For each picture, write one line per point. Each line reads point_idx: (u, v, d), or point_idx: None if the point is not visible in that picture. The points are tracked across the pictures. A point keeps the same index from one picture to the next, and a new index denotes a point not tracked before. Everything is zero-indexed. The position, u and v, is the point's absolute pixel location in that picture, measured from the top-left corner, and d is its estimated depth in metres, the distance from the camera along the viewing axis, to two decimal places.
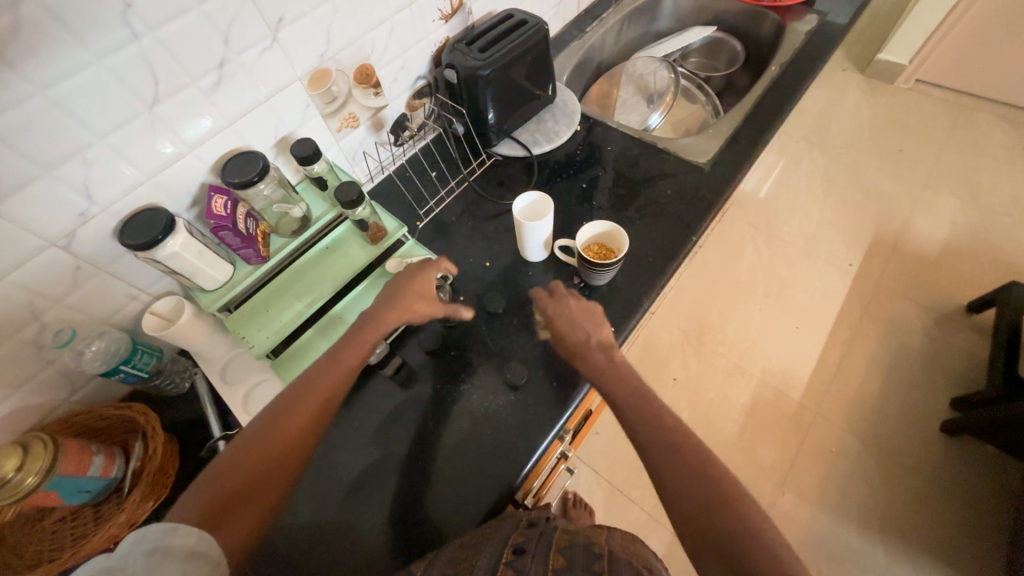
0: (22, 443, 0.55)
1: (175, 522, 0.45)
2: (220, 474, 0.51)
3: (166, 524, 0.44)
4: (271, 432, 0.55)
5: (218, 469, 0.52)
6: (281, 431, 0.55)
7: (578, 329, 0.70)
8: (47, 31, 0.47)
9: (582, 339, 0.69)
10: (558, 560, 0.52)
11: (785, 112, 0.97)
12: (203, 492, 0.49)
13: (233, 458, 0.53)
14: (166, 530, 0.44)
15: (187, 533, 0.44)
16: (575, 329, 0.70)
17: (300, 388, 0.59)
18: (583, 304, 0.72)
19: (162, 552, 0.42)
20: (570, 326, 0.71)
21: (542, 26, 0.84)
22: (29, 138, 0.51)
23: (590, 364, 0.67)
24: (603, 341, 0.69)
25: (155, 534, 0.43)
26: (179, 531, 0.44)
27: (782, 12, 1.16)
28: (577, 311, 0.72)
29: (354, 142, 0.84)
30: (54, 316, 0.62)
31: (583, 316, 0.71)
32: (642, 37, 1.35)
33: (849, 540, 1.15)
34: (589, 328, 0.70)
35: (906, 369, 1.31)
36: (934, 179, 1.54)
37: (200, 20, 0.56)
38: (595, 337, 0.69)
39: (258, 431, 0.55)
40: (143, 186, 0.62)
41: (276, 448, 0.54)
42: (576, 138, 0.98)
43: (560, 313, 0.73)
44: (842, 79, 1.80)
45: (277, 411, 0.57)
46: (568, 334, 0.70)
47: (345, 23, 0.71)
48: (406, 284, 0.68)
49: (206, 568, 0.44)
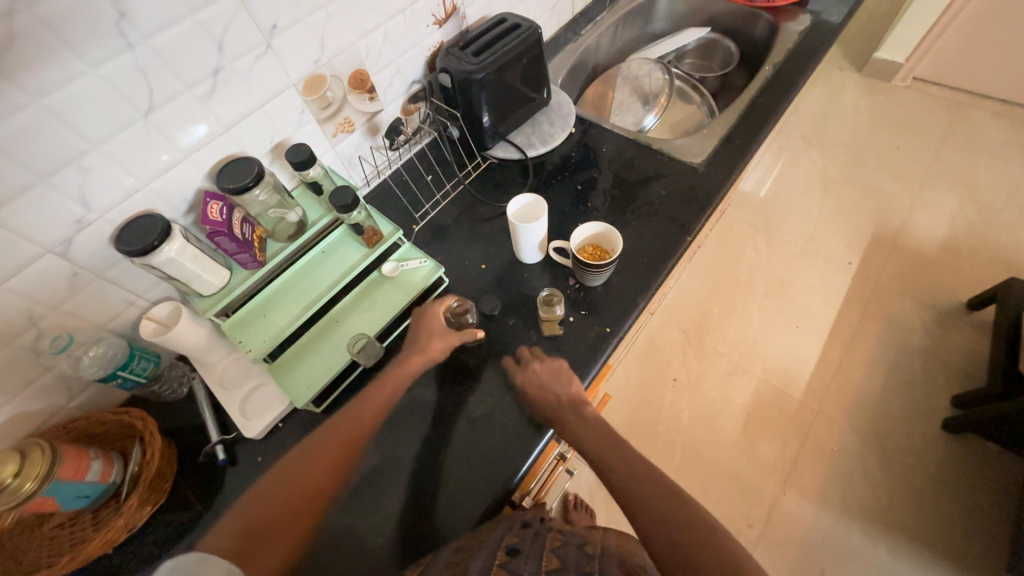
0: (21, 449, 0.55)
1: (208, 553, 0.46)
2: (248, 508, 0.62)
3: (200, 554, 0.45)
4: (283, 482, 0.62)
5: (246, 505, 0.62)
6: (292, 481, 0.62)
7: (552, 392, 0.70)
8: (43, 42, 0.48)
9: (556, 404, 0.69)
10: (552, 560, 0.52)
11: (779, 112, 0.97)
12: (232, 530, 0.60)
13: (255, 500, 0.62)
14: (199, 560, 0.45)
15: (217, 565, 0.45)
16: (547, 395, 0.70)
17: (314, 440, 0.65)
18: (552, 365, 0.71)
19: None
20: (543, 387, 0.70)
21: (535, 29, 0.84)
22: (26, 148, 0.51)
23: (567, 428, 0.67)
24: (580, 401, 0.68)
25: (189, 565, 0.44)
26: (211, 561, 0.45)
27: (775, 12, 1.17)
28: (545, 371, 0.71)
29: (350, 147, 0.85)
30: (52, 322, 0.62)
31: (552, 378, 0.70)
32: (638, 39, 1.35)
33: (853, 541, 1.14)
34: (561, 389, 0.69)
35: (906, 366, 1.31)
36: (933, 177, 1.53)
37: (194, 28, 0.57)
38: (569, 400, 0.68)
39: (275, 478, 0.63)
40: (140, 193, 0.62)
41: (288, 495, 0.61)
42: (571, 141, 0.99)
43: (532, 378, 0.71)
44: (840, 78, 1.80)
45: (292, 460, 0.64)
46: (542, 403, 0.69)
47: (339, 29, 0.72)
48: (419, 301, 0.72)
49: None
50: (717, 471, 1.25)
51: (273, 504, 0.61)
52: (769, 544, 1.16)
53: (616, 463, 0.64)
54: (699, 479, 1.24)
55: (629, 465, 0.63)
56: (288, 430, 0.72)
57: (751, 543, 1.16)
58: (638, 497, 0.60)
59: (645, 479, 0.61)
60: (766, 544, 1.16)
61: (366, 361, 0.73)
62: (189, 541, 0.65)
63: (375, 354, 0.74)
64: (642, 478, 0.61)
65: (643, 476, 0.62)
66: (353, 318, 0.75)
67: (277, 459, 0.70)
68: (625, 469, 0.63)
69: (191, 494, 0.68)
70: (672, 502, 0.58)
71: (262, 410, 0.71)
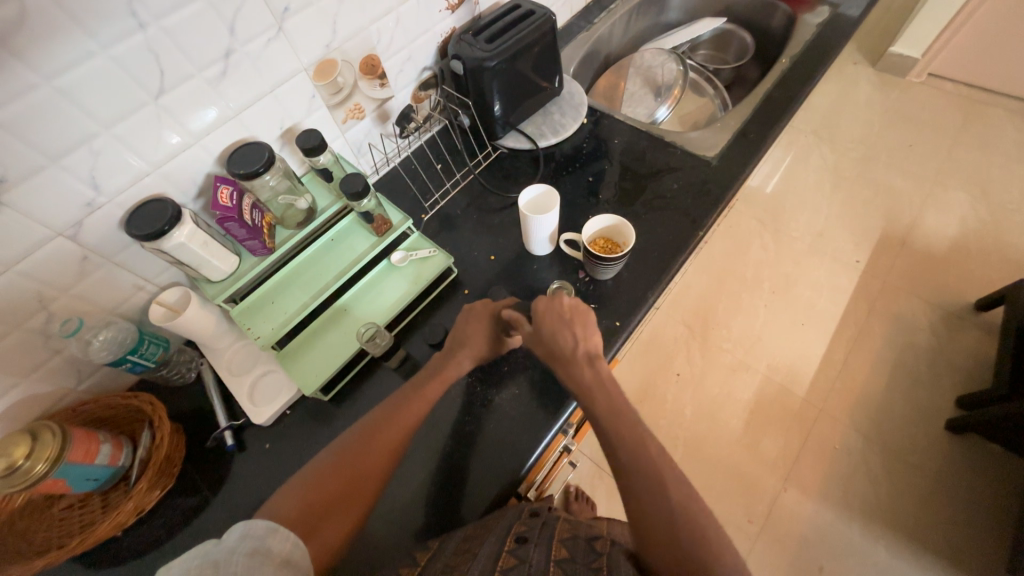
0: (32, 430, 0.55)
1: (278, 523, 0.48)
2: (315, 480, 0.54)
3: (269, 524, 0.48)
4: (355, 461, 0.56)
5: (311, 477, 0.55)
6: (362, 465, 0.56)
7: (568, 332, 0.63)
8: (53, 21, 0.47)
9: (569, 346, 0.62)
10: (560, 550, 0.52)
11: (795, 106, 0.96)
12: (292, 499, 0.52)
13: (319, 470, 0.55)
14: (268, 530, 0.47)
15: (284, 538, 0.47)
16: (562, 334, 0.63)
17: (383, 421, 0.59)
18: (574, 307, 0.66)
19: (261, 553, 0.45)
20: (557, 325, 0.64)
21: (549, 16, 0.83)
22: (36, 128, 0.51)
23: (574, 377, 0.61)
24: (591, 353, 0.62)
25: (259, 533, 0.46)
26: (278, 533, 0.47)
27: (793, 4, 1.14)
28: (568, 312, 0.65)
29: (360, 134, 0.84)
30: (61, 306, 0.62)
31: (573, 318, 0.65)
32: (651, 29, 1.33)
33: (852, 538, 1.15)
34: (576, 336, 0.63)
35: (912, 366, 1.30)
36: (946, 175, 1.51)
37: (205, 10, 0.56)
38: (584, 348, 0.62)
39: (346, 455, 0.56)
40: (149, 176, 0.62)
41: (358, 475, 0.55)
42: (583, 132, 0.97)
43: (550, 310, 0.65)
44: (853, 72, 1.77)
45: (363, 437, 0.58)
46: (555, 339, 0.63)
47: (351, 13, 0.70)
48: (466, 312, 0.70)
49: (287, 542, 0.47)
50: (719, 466, 1.25)
51: (346, 477, 0.55)
52: (769, 540, 1.17)
53: (618, 440, 0.55)
54: (700, 474, 1.25)
55: (632, 443, 0.54)
56: (296, 417, 0.72)
57: (750, 538, 1.17)
58: (635, 484, 0.51)
59: (650, 471, 0.52)
60: (765, 539, 1.17)
61: (374, 351, 0.72)
62: (197, 525, 0.65)
63: (384, 343, 0.72)
64: (645, 470, 0.52)
65: (649, 462, 0.52)
66: (363, 305, 0.75)
67: (285, 444, 0.70)
68: (629, 456, 0.53)
69: (199, 479, 0.69)
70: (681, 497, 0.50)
71: (270, 396, 0.71)
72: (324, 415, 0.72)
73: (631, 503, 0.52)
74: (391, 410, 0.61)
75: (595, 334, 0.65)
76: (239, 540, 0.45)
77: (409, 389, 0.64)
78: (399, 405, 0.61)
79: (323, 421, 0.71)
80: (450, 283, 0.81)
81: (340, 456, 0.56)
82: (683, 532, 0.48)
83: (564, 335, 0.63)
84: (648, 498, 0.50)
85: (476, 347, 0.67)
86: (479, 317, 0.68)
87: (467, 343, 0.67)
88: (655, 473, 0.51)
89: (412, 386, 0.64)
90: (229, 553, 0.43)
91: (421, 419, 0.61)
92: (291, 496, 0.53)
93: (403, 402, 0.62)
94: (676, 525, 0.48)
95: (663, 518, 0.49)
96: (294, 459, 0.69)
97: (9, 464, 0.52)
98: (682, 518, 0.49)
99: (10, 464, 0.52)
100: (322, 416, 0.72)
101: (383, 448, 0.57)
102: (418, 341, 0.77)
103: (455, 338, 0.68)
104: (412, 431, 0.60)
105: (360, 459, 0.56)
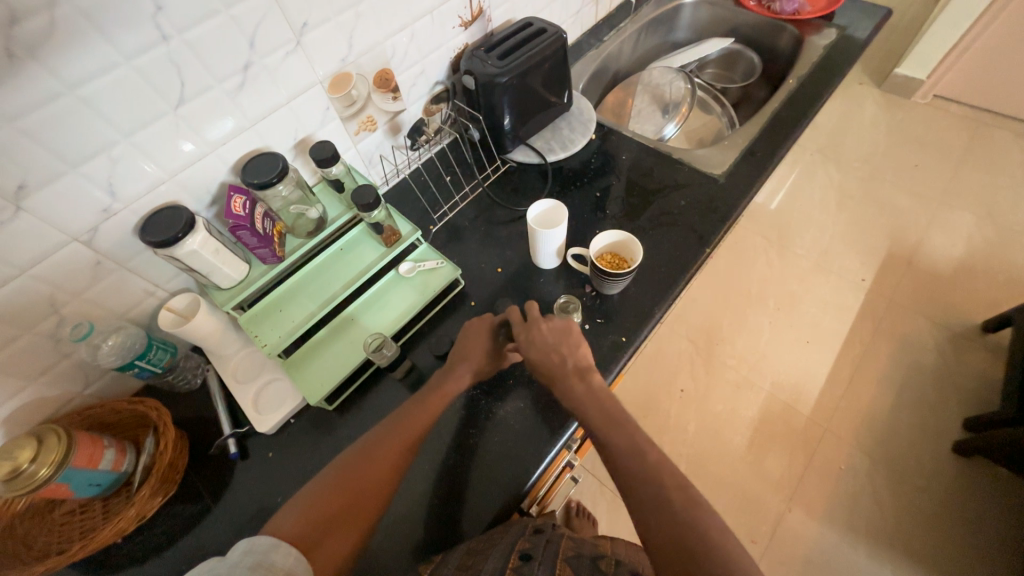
0: (37, 435, 0.55)
1: (280, 539, 0.48)
2: (321, 494, 0.54)
3: (271, 539, 0.48)
4: (359, 472, 0.56)
5: (316, 490, 0.54)
6: (364, 477, 0.56)
7: (553, 352, 0.65)
8: (79, 31, 0.48)
9: (558, 363, 0.64)
10: (564, 569, 0.52)
11: (803, 124, 0.97)
12: (296, 514, 0.52)
13: (323, 483, 0.55)
14: (271, 546, 0.47)
15: (287, 552, 0.47)
16: (552, 352, 0.65)
17: (387, 433, 0.59)
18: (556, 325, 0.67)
19: (264, 566, 0.45)
20: (543, 350, 0.65)
21: (561, 35, 0.83)
22: (57, 135, 0.52)
23: (575, 388, 0.62)
24: (579, 366, 0.64)
25: (262, 548, 0.46)
26: (280, 549, 0.47)
27: (800, 26, 1.16)
28: (551, 332, 0.66)
29: (371, 146, 0.85)
30: (73, 310, 0.63)
31: (561, 336, 0.66)
32: (659, 47, 1.35)
33: (857, 561, 1.13)
34: (565, 354, 0.65)
35: (918, 387, 1.29)
36: (952, 196, 1.52)
37: (228, 24, 0.57)
38: (573, 362, 0.64)
39: (349, 464, 0.56)
40: (165, 184, 0.63)
41: (361, 487, 0.55)
42: (591, 147, 0.98)
43: (536, 335, 0.66)
44: (859, 92, 1.78)
45: (366, 449, 0.58)
46: (546, 359, 0.64)
47: (368, 28, 0.72)
48: (467, 330, 0.70)
49: (290, 558, 0.47)
50: (722, 484, 1.24)
51: (349, 489, 0.54)
52: (772, 561, 1.15)
53: (622, 453, 0.55)
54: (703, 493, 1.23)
55: (633, 454, 0.54)
56: (299, 426, 0.72)
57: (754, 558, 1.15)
58: (639, 493, 0.51)
59: (650, 477, 0.51)
60: (769, 561, 1.15)
61: (380, 362, 0.71)
62: (197, 534, 0.65)
63: (391, 354, 0.71)
64: (650, 483, 0.51)
65: (650, 468, 0.52)
66: (369, 316, 0.75)
67: (288, 453, 0.70)
68: (632, 465, 0.53)
69: (202, 486, 0.68)
70: (687, 505, 0.49)
71: (274, 405, 0.71)
72: (327, 424, 0.72)
73: (636, 510, 0.51)
74: (397, 421, 0.61)
75: (581, 346, 0.66)
76: (242, 554, 0.46)
77: (412, 403, 0.63)
78: (404, 417, 0.61)
79: (326, 430, 0.71)
80: (456, 295, 0.81)
81: (346, 468, 0.56)
82: (693, 536, 0.46)
83: (551, 355, 0.64)
84: (650, 504, 0.50)
85: (481, 360, 0.67)
86: (482, 333, 0.69)
87: (472, 356, 0.67)
88: (655, 476, 0.51)
89: (417, 396, 0.64)
90: (230, 569, 0.44)
91: (425, 431, 0.61)
92: (295, 508, 0.53)
93: (408, 415, 0.62)
94: (682, 530, 0.47)
95: (668, 526, 0.48)
96: (297, 467, 0.69)
97: (12, 469, 0.52)
98: (688, 522, 0.47)
99: (13, 468, 0.52)
100: (325, 425, 0.72)
101: (386, 459, 0.57)
102: (424, 352, 0.77)
103: (460, 350, 0.68)
104: (417, 443, 0.60)
105: (364, 470, 0.56)
